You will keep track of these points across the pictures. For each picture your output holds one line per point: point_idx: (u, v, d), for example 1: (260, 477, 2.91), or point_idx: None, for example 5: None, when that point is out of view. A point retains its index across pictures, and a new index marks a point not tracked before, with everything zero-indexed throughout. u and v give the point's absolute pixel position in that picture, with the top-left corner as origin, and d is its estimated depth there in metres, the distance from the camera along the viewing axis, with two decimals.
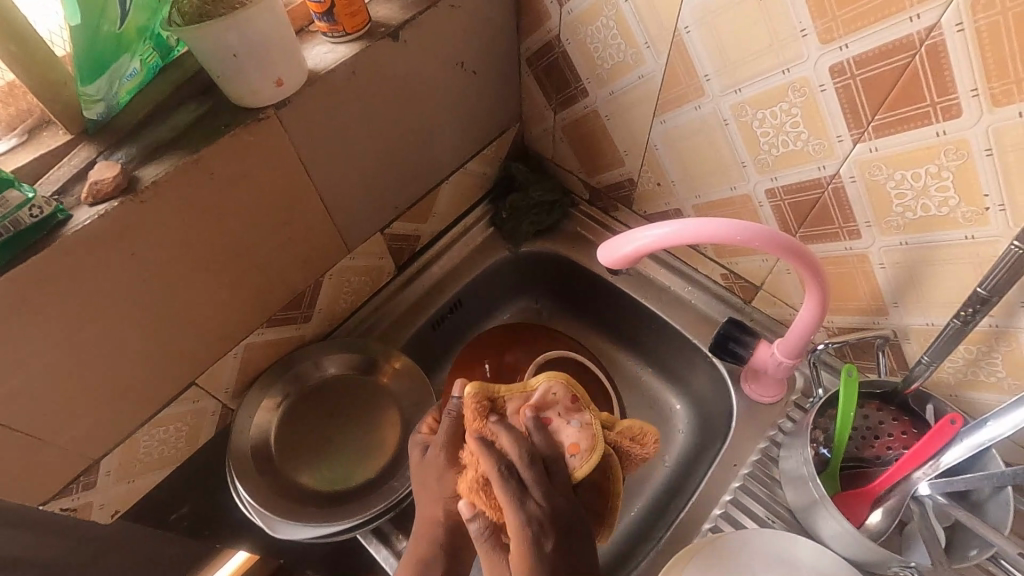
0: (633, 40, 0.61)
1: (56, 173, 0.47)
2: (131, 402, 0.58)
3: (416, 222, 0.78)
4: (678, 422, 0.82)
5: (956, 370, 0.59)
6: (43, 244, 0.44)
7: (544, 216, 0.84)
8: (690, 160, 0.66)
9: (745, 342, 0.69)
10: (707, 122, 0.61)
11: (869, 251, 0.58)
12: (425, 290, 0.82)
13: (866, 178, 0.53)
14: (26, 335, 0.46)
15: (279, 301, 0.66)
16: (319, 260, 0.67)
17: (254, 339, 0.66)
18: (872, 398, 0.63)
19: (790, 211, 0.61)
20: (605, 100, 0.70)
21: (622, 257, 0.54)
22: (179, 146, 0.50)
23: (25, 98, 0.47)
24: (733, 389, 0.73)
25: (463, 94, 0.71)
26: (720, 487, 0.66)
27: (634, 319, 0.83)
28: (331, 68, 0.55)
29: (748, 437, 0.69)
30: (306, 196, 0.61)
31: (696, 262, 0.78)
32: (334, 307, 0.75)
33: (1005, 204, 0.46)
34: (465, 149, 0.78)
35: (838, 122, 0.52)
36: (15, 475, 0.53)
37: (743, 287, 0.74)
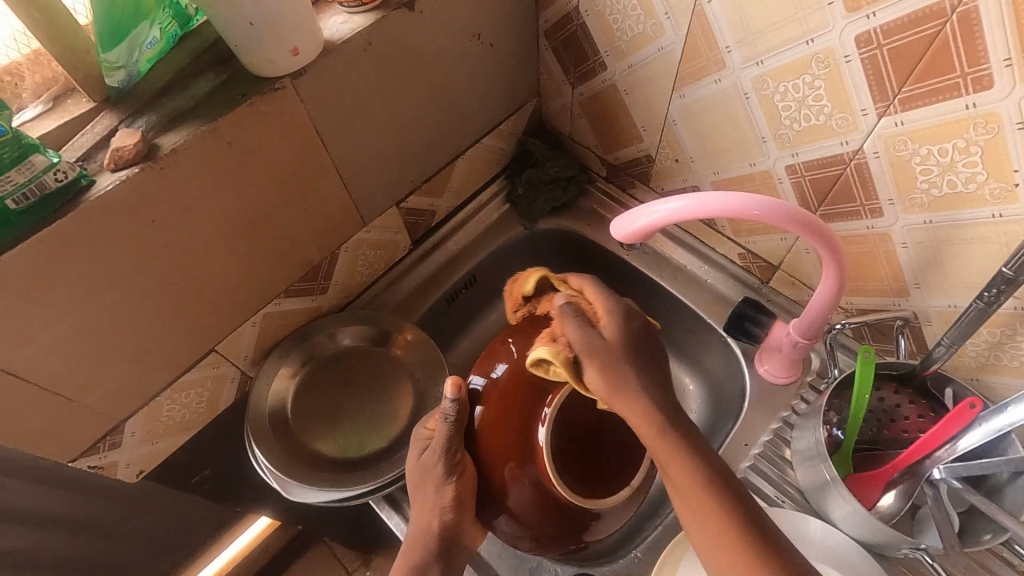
0: (653, 10, 0.60)
1: (79, 140, 0.48)
2: (153, 366, 0.60)
3: (431, 196, 0.78)
4: (690, 402, 0.82)
5: (979, 354, 0.58)
6: (68, 208, 0.46)
7: (560, 192, 0.84)
8: (710, 135, 0.65)
9: (759, 321, 0.68)
10: (727, 95, 0.60)
11: (891, 230, 0.56)
12: (439, 266, 0.83)
13: (890, 154, 0.52)
14: (52, 298, 0.48)
15: (295, 272, 0.67)
16: (334, 233, 0.68)
17: (272, 308, 0.67)
18: (888, 380, 0.62)
19: (810, 188, 0.60)
20: (624, 73, 0.69)
21: (634, 232, 0.53)
22: (197, 115, 0.51)
23: (50, 66, 0.48)
24: (747, 368, 0.72)
25: (479, 66, 0.71)
26: (731, 466, 0.66)
27: (649, 299, 0.83)
28: (347, 39, 0.55)
29: (760, 417, 0.69)
30: (321, 168, 0.61)
31: (713, 241, 0.77)
32: (350, 281, 0.76)
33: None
34: (482, 123, 0.78)
35: (862, 95, 0.50)
36: (46, 432, 0.55)
37: (761, 267, 0.73)
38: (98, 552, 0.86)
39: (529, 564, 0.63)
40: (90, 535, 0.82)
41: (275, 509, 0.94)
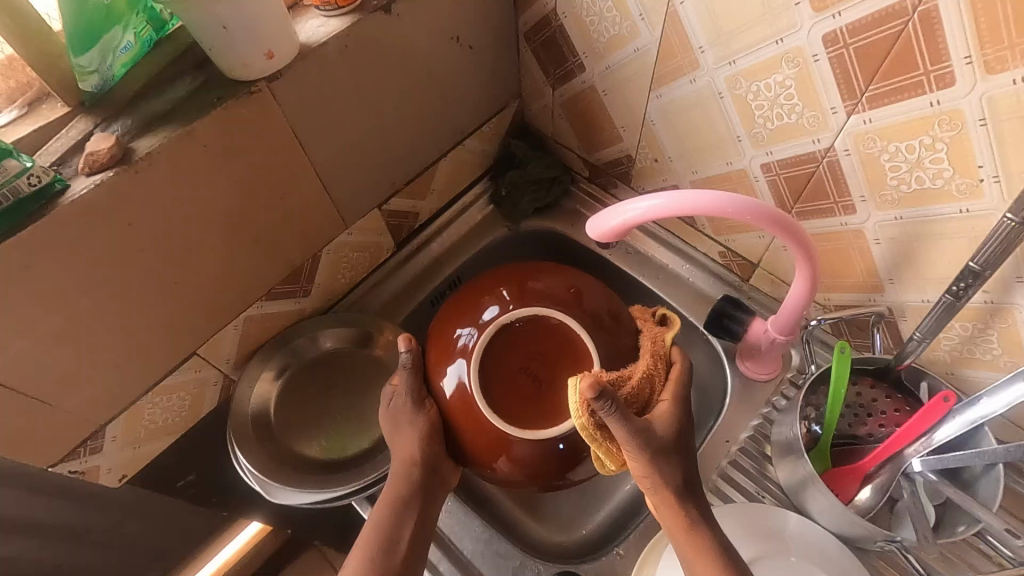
0: (628, 12, 0.60)
1: (53, 145, 0.48)
2: (134, 370, 0.60)
3: (414, 198, 0.78)
4: None
5: (952, 348, 0.59)
6: (42, 212, 0.46)
7: (544, 193, 0.85)
8: (687, 134, 0.66)
9: (739, 319, 0.69)
10: (702, 95, 0.61)
11: (864, 226, 0.57)
12: (423, 267, 0.83)
13: (860, 151, 0.52)
14: (28, 302, 0.48)
15: (277, 275, 0.67)
16: (316, 235, 0.68)
17: (254, 311, 0.67)
18: (865, 375, 0.62)
19: (785, 186, 0.60)
20: (602, 74, 0.69)
21: (610, 230, 0.54)
22: (173, 119, 0.51)
23: (25, 71, 0.48)
24: (728, 366, 0.73)
25: (459, 68, 0.71)
26: (711, 463, 0.67)
27: (632, 298, 0.83)
28: (323, 42, 0.55)
29: (741, 414, 0.70)
30: (301, 171, 0.61)
31: (693, 239, 0.77)
32: (333, 283, 0.76)
33: (999, 174, 0.45)
34: (464, 125, 0.78)
35: (832, 93, 0.51)
36: (25, 438, 0.55)
37: (741, 265, 0.74)
38: (84, 561, 0.86)
39: (512, 563, 0.63)
40: (75, 543, 0.82)
41: (264, 513, 0.94)
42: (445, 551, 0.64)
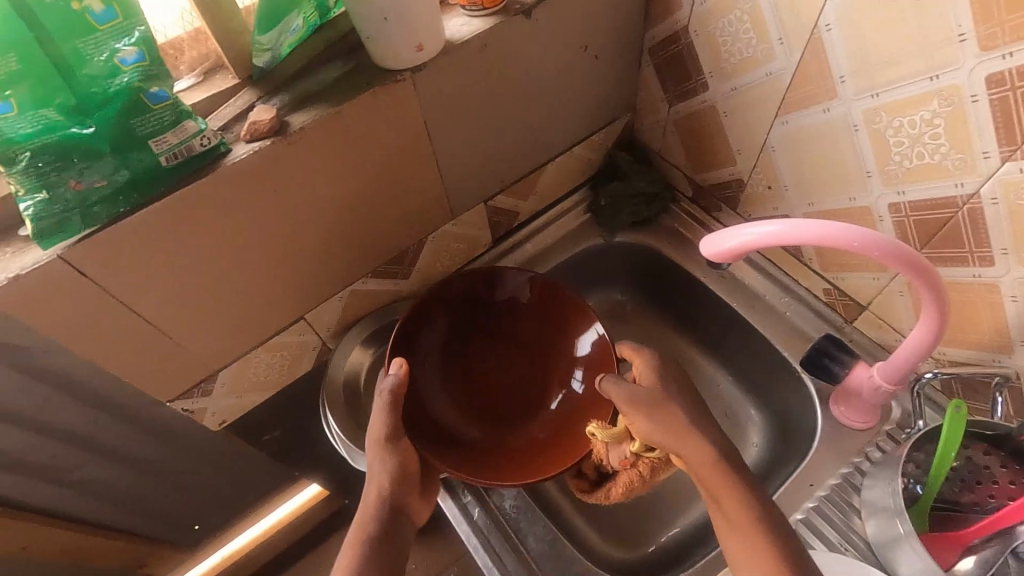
0: (767, 35, 0.60)
1: (222, 112, 0.53)
2: (251, 326, 0.65)
3: (517, 198, 0.81)
4: (752, 434, 0.81)
5: None
6: (206, 170, 0.50)
7: (643, 208, 0.85)
8: (810, 164, 0.64)
9: (840, 359, 0.66)
10: (834, 126, 0.59)
11: (1000, 282, 0.53)
12: (515, 266, 0.85)
13: (1010, 201, 0.49)
14: (181, 250, 0.53)
15: (384, 256, 0.71)
16: (424, 223, 0.72)
17: (359, 286, 0.71)
18: (978, 440, 0.58)
19: (913, 229, 0.58)
20: (726, 95, 0.69)
21: (724, 252, 0.53)
22: (324, 99, 0.55)
23: (207, 44, 0.53)
24: (820, 408, 0.70)
25: (582, 76, 0.72)
26: (793, 504, 0.64)
27: (722, 322, 0.82)
28: (466, 39, 0.58)
29: (830, 459, 0.66)
30: (424, 161, 0.65)
31: (797, 272, 0.75)
32: (430, 270, 0.79)
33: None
34: (575, 131, 0.80)
35: (986, 137, 0.48)
36: (153, 372, 0.60)
37: (846, 305, 0.71)
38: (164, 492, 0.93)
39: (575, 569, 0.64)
40: (159, 475, 0.89)
41: (327, 479, 0.99)
42: (502, 533, 0.66)
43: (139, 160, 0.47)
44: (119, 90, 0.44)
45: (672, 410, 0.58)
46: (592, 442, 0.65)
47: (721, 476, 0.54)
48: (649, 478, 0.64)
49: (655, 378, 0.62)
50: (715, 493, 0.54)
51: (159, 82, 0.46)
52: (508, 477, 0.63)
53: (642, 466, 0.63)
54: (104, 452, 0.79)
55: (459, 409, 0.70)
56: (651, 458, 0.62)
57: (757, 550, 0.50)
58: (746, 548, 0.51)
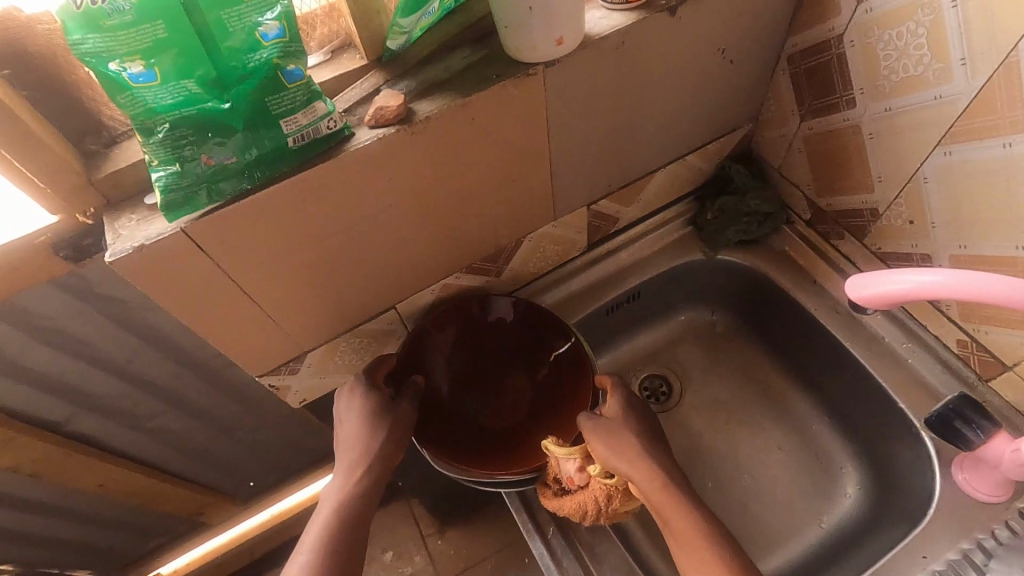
0: (946, 54, 0.53)
1: (349, 93, 0.52)
2: (345, 310, 0.63)
3: (620, 204, 0.76)
4: (847, 483, 0.75)
5: None
6: (329, 153, 0.49)
7: (754, 227, 0.79)
8: (973, 201, 0.57)
9: (977, 425, 0.59)
10: (1014, 164, 0.52)
11: None
12: (607, 273, 0.82)
13: None
14: (293, 231, 0.52)
15: (481, 252, 0.68)
16: (526, 222, 0.69)
17: (452, 280, 0.69)
18: None
19: None
20: (876, 116, 0.62)
21: (871, 296, 0.50)
22: (451, 88, 0.52)
23: (339, 21, 0.51)
24: (940, 471, 0.63)
25: (712, 81, 0.67)
26: (901, 575, 0.58)
27: (827, 358, 0.76)
28: (605, 34, 0.54)
29: (948, 531, 0.60)
30: (539, 159, 0.61)
31: (927, 317, 0.67)
32: (522, 270, 0.76)
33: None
34: (692, 138, 0.74)
35: None
36: (247, 347, 0.60)
37: (984, 361, 0.63)
38: (231, 451, 0.94)
39: None
40: (230, 437, 0.90)
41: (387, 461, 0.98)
42: (576, 555, 0.65)
43: (267, 137, 0.46)
44: (259, 65, 0.43)
45: (626, 436, 0.61)
46: (547, 455, 0.64)
47: (667, 497, 0.57)
48: (606, 507, 0.62)
49: (624, 412, 0.63)
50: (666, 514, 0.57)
51: (295, 60, 0.45)
52: (516, 468, 0.65)
53: (611, 497, 0.62)
54: (183, 408, 0.81)
55: (473, 401, 0.72)
56: (612, 484, 0.61)
57: (708, 566, 0.53)
58: (701, 564, 0.53)
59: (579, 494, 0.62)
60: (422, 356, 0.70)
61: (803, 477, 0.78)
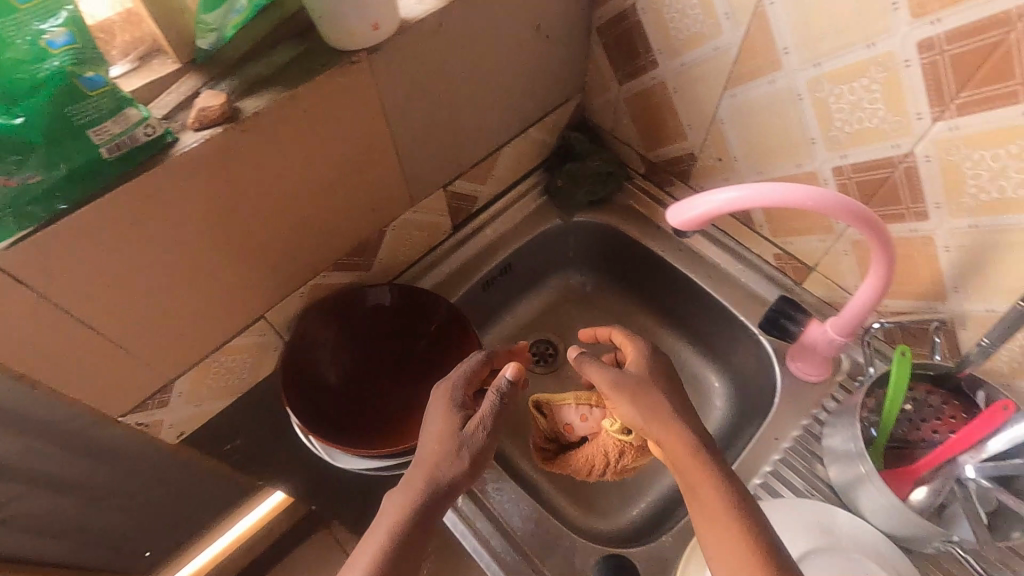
0: (713, 11, 0.62)
1: (165, 99, 0.50)
2: (208, 328, 0.61)
3: (475, 183, 0.80)
4: (716, 398, 0.85)
5: (1014, 360, 0.59)
6: (152, 162, 0.47)
7: (599, 187, 0.86)
8: (760, 133, 0.67)
9: (797, 319, 0.70)
10: (780, 97, 0.62)
11: (935, 233, 0.58)
12: (477, 251, 0.85)
13: (941, 158, 0.53)
14: (128, 248, 0.49)
15: (345, 247, 0.68)
16: (385, 211, 0.70)
17: (321, 280, 0.69)
18: (923, 381, 0.63)
19: (855, 190, 0.62)
20: (675, 72, 0.71)
21: (690, 219, 0.55)
22: (276, 83, 0.52)
23: (140, 27, 0.49)
24: (778, 366, 0.74)
25: (534, 57, 0.72)
26: (761, 458, 0.68)
27: (680, 292, 0.85)
28: (420, 18, 0.56)
29: (790, 412, 0.70)
30: (382, 145, 0.63)
31: (748, 240, 0.79)
32: (392, 261, 0.78)
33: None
34: (529, 112, 0.79)
35: (919, 99, 0.52)
36: (101, 384, 0.56)
37: (796, 268, 0.75)
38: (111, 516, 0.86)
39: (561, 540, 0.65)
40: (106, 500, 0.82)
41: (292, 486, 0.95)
42: (490, 519, 0.66)
43: (76, 151, 0.43)
44: (50, 76, 0.40)
45: (654, 398, 0.55)
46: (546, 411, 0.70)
47: (695, 458, 0.51)
48: (617, 460, 0.65)
49: (644, 365, 0.58)
50: (693, 482, 0.51)
51: (93, 67, 0.42)
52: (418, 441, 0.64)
53: (624, 452, 0.65)
54: None
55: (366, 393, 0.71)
56: (625, 440, 0.64)
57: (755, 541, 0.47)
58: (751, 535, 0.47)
59: (589, 451, 0.67)
60: (307, 352, 0.68)
61: (680, 400, 0.87)
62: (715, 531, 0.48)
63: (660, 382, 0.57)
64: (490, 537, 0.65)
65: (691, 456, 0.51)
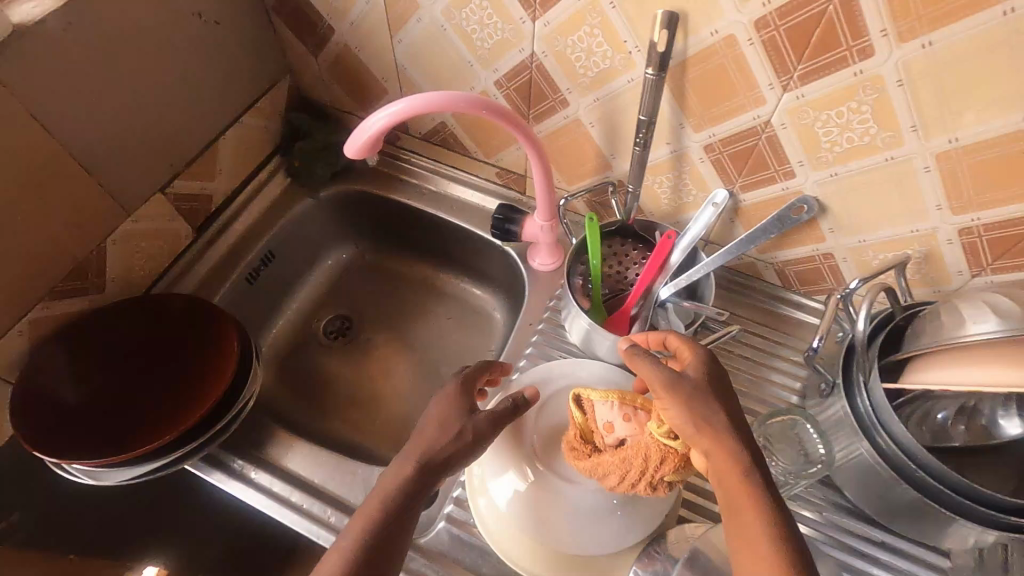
0: None
1: None
2: None
3: (200, 180, 0.80)
4: (494, 308, 0.95)
5: (669, 198, 0.74)
6: None
7: (335, 158, 0.90)
8: (434, 69, 0.75)
9: (515, 220, 0.79)
10: (430, 32, 0.71)
11: (579, 114, 0.70)
12: (231, 247, 0.85)
13: (552, 50, 0.65)
14: None
15: (58, 270, 0.66)
16: (94, 225, 0.68)
17: (40, 312, 0.66)
18: (613, 237, 0.75)
19: (516, 96, 0.72)
20: (349, 31, 0.77)
21: (362, 145, 0.59)
22: None
23: None
24: (523, 265, 0.84)
25: (210, 44, 0.75)
26: (520, 344, 0.78)
27: (437, 232, 0.93)
28: (39, 19, 0.57)
29: (536, 299, 0.82)
30: (55, 155, 0.62)
31: (472, 167, 0.88)
32: (131, 277, 0.76)
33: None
34: (234, 100, 0.81)
35: (515, 6, 0.63)
36: None
37: (516, 179, 0.85)
38: None
39: (361, 474, 0.69)
40: None
41: None
42: (298, 485, 0.68)
43: None
44: None
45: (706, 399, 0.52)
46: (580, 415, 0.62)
47: (697, 433, 0.51)
48: (658, 471, 0.56)
49: (707, 373, 0.54)
50: (736, 506, 0.48)
51: None
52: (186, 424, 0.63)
53: (665, 460, 0.56)
54: None
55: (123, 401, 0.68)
56: (673, 446, 0.55)
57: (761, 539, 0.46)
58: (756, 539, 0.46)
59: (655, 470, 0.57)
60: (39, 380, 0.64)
61: (469, 325, 0.95)
62: (745, 548, 0.46)
63: (707, 392, 0.53)
64: (302, 502, 0.67)
65: (736, 474, 0.49)
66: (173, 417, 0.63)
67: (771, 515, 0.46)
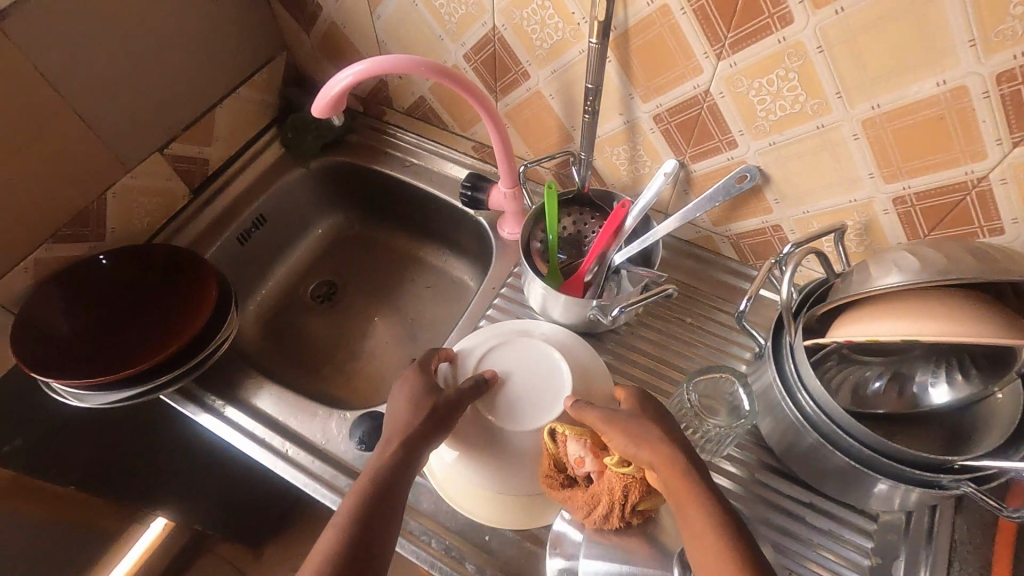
0: None
1: None
2: None
3: (196, 145, 0.87)
4: (468, 275, 1.00)
5: (627, 169, 0.77)
6: None
7: (325, 131, 0.96)
8: (410, 44, 0.80)
9: (482, 188, 0.84)
10: (403, 8, 0.76)
11: (539, 86, 0.74)
12: (225, 208, 0.91)
13: (510, 23, 0.69)
14: None
15: (60, 215, 0.73)
16: (94, 177, 0.76)
17: (42, 253, 0.74)
18: (572, 205, 0.79)
19: (483, 69, 0.76)
20: (333, 8, 0.83)
21: (326, 104, 0.65)
22: None
23: None
24: (493, 235, 0.88)
25: (207, 18, 0.82)
26: (482, 306, 0.82)
27: (417, 203, 0.98)
28: None
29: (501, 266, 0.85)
30: (59, 110, 0.70)
31: (451, 141, 0.94)
32: (128, 229, 0.83)
33: (975, 38, 0.47)
34: (231, 72, 0.88)
35: None
36: None
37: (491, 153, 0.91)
38: None
39: (321, 415, 0.74)
40: None
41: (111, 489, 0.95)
42: (264, 423, 0.73)
43: None
44: None
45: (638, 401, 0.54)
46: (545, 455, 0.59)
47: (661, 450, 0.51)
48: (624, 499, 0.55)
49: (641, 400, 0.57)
50: (682, 498, 0.49)
51: None
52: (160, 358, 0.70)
53: (630, 489, 0.54)
54: None
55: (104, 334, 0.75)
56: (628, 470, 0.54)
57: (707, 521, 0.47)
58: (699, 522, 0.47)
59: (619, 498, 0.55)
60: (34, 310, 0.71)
61: (444, 293, 1.00)
62: (700, 545, 0.47)
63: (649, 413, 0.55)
64: (265, 437, 0.72)
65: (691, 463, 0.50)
66: (151, 350, 0.70)
67: (720, 513, 0.47)
